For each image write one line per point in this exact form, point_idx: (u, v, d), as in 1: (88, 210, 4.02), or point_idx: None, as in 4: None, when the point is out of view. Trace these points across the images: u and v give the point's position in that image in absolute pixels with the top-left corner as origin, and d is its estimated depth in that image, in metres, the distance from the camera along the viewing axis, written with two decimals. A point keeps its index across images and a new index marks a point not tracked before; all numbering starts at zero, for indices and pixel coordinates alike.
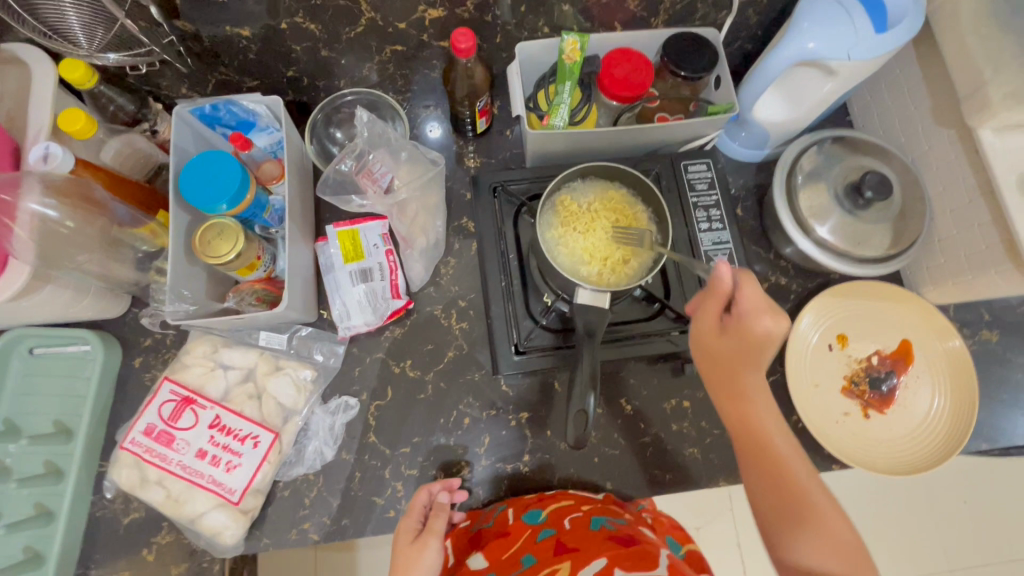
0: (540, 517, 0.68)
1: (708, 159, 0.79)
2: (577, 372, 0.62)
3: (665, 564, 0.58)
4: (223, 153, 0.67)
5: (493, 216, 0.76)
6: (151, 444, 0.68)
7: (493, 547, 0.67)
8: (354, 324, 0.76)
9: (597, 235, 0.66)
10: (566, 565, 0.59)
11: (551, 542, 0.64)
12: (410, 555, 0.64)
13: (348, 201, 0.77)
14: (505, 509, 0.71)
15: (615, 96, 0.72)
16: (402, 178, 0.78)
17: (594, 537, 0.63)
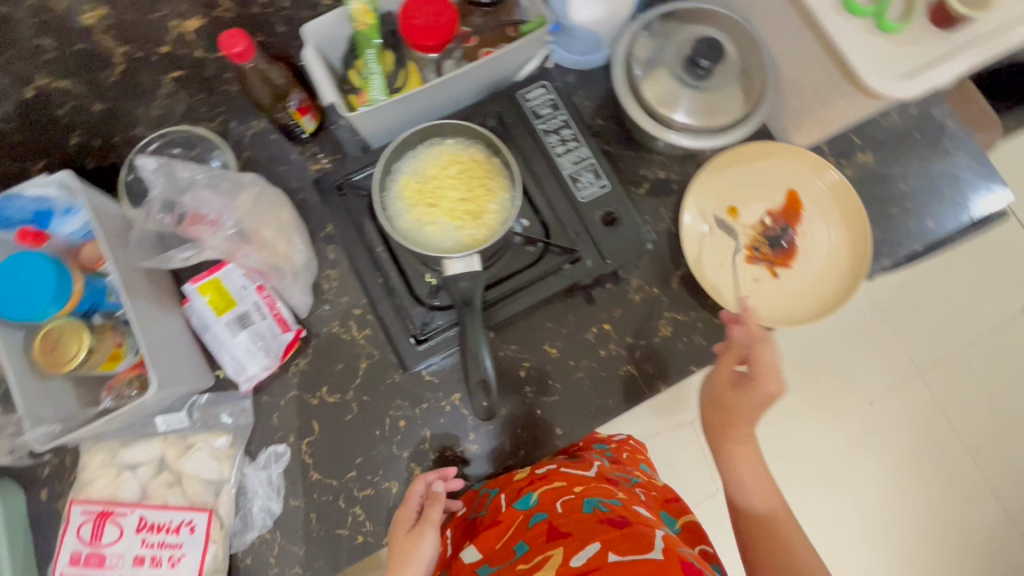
0: (531, 500, 0.67)
1: (543, 82, 0.75)
2: (466, 342, 0.59)
3: (659, 543, 0.56)
4: (25, 255, 0.59)
5: (349, 215, 0.71)
6: (81, 571, 0.64)
7: (484, 534, 0.67)
8: (253, 372, 0.71)
9: (448, 202, 0.63)
10: (559, 551, 0.58)
11: (543, 526, 0.63)
12: (407, 546, 0.64)
13: (168, 259, 0.65)
14: (498, 495, 0.70)
15: (427, 47, 0.69)
16: (239, 211, 0.67)
17: (587, 519, 0.61)
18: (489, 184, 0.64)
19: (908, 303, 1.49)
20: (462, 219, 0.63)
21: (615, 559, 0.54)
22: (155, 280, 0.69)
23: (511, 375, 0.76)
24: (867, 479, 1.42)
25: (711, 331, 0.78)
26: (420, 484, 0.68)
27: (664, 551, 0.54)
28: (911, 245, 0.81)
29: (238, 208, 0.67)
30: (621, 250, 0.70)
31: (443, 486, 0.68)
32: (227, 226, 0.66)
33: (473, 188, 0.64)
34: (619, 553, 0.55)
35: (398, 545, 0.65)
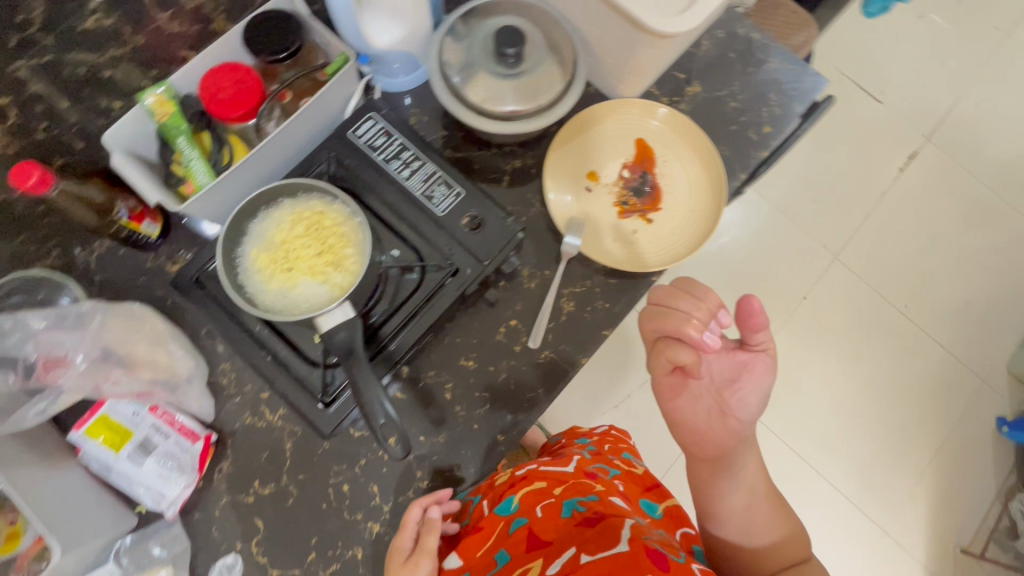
0: (511, 506, 0.68)
1: (371, 114, 0.75)
2: (359, 396, 0.58)
3: (628, 537, 0.58)
4: None
5: (217, 304, 0.68)
6: None
7: (467, 542, 0.68)
8: (174, 495, 0.68)
9: (304, 261, 0.63)
10: (538, 563, 0.60)
11: (523, 533, 0.64)
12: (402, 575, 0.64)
13: (20, 417, 0.60)
14: (482, 502, 0.71)
15: (241, 119, 0.68)
16: (95, 343, 0.63)
17: (565, 525, 0.63)
18: (338, 230, 0.64)
19: (797, 200, 1.59)
20: (322, 272, 0.62)
21: (587, 560, 0.57)
22: (33, 440, 0.64)
23: (438, 400, 0.76)
24: (824, 373, 1.51)
25: (610, 293, 0.80)
26: (411, 513, 0.67)
27: (631, 545, 0.57)
28: (760, 153, 0.86)
29: (94, 338, 0.63)
30: (494, 248, 0.71)
31: (439, 513, 0.67)
32: (79, 361, 0.62)
33: (319, 235, 0.63)
34: (591, 553, 0.57)
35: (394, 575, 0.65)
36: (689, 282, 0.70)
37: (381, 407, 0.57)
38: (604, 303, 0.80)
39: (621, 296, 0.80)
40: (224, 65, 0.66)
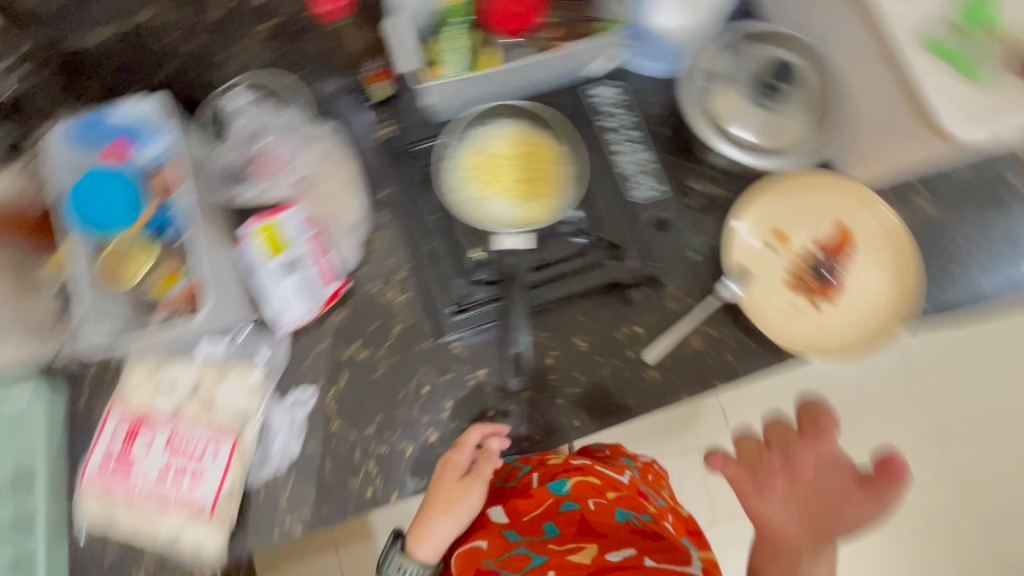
0: (564, 487, 0.70)
1: (614, 85, 0.79)
2: None
3: (696, 562, 0.62)
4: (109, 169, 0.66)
5: (413, 184, 0.79)
6: (110, 475, 0.68)
7: (508, 493, 0.74)
8: (293, 317, 0.73)
9: (503, 181, 0.77)
10: (592, 547, 0.65)
11: (575, 516, 0.68)
12: (456, 492, 0.70)
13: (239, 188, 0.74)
14: (529, 474, 0.73)
15: (511, 33, 0.72)
16: (305, 159, 0.76)
17: (620, 528, 0.67)
18: (539, 170, 0.77)
19: None
20: (513, 196, 0.77)
21: (652, 564, 0.60)
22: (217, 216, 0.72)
23: (537, 361, 0.77)
24: None
25: (741, 352, 0.77)
26: (469, 438, 0.71)
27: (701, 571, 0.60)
28: (965, 297, 0.79)
29: (307, 156, 0.77)
30: (661, 257, 0.76)
31: (502, 446, 0.72)
32: (291, 166, 0.76)
33: (533, 170, 0.77)
34: (657, 560, 0.61)
35: (448, 490, 0.71)
36: (815, 406, 0.61)
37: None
38: (730, 358, 0.77)
39: (750, 360, 0.77)
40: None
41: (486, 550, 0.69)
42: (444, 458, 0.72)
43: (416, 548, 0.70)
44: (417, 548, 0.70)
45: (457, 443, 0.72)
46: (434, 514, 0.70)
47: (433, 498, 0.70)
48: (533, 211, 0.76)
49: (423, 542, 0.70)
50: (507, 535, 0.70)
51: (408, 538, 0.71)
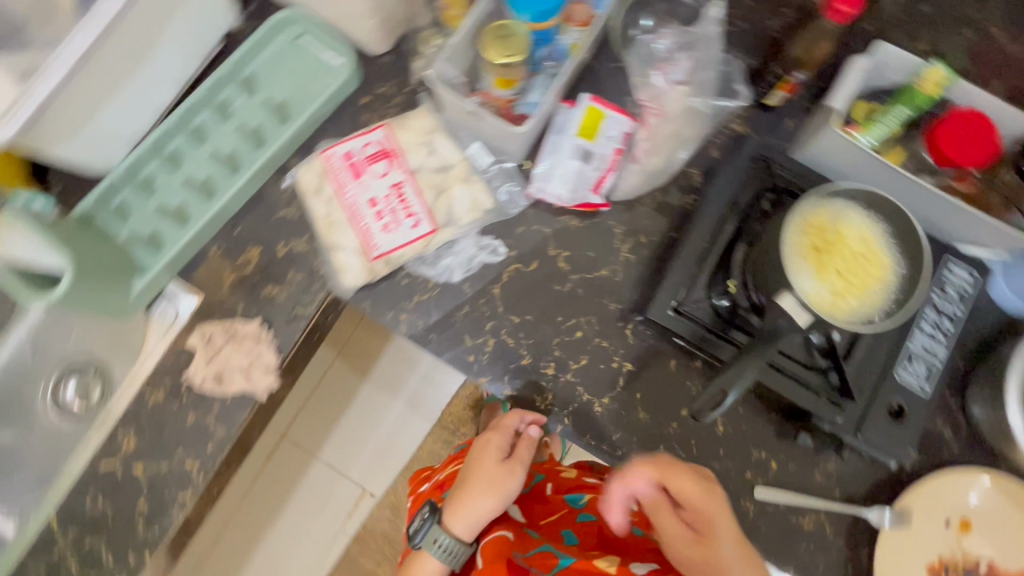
0: (580, 501, 0.87)
1: (974, 271, 0.71)
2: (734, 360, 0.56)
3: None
4: None
5: (735, 180, 0.70)
6: (343, 167, 0.73)
7: (533, 510, 0.87)
8: (548, 190, 0.75)
9: (828, 262, 0.60)
10: (615, 557, 0.73)
11: (592, 526, 0.81)
12: (501, 477, 0.81)
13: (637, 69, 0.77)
14: (547, 484, 0.92)
15: (937, 157, 0.67)
16: (690, 84, 0.75)
17: (638, 541, 0.78)
18: (869, 287, 0.60)
19: None
20: (824, 285, 0.60)
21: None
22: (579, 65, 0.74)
23: (674, 403, 0.74)
24: None
25: (832, 569, 0.71)
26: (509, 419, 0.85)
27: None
28: None
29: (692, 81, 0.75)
30: (884, 445, 0.64)
31: (538, 434, 0.86)
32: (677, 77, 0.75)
33: (861, 269, 0.60)
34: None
35: (487, 466, 0.82)
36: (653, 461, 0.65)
37: (736, 387, 0.54)
38: (818, 562, 0.71)
39: None
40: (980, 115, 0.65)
41: (513, 541, 0.78)
42: (484, 445, 0.85)
43: (454, 520, 0.79)
44: (456, 516, 0.78)
45: (498, 425, 0.87)
46: (468, 495, 0.79)
47: (476, 474, 0.81)
48: (831, 311, 0.59)
49: (459, 519, 0.78)
50: (530, 535, 0.80)
51: (446, 509, 0.80)
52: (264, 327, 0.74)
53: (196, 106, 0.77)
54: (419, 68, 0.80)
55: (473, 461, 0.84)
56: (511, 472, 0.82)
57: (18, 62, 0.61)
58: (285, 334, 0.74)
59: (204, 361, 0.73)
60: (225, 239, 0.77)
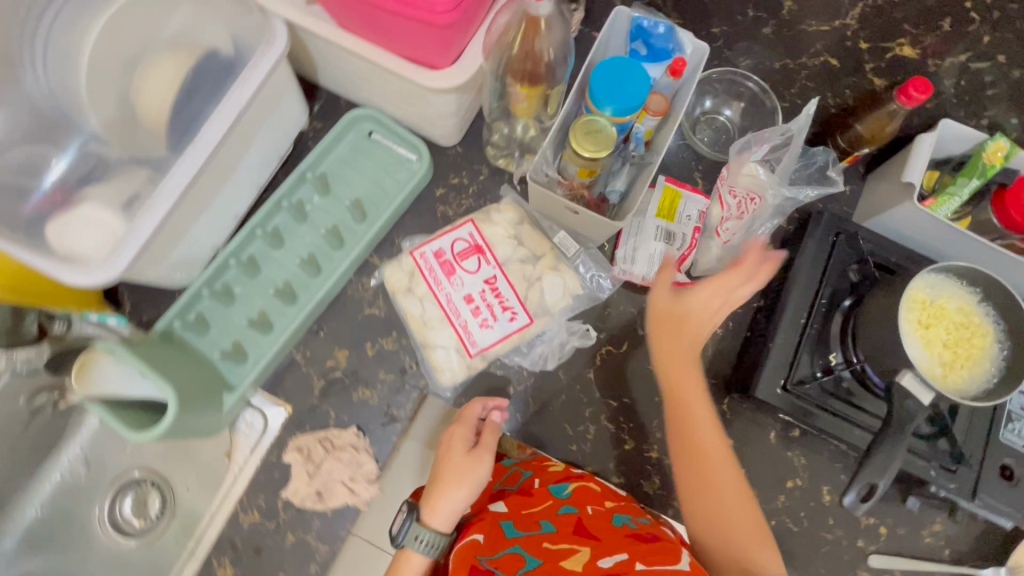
0: (565, 491, 0.65)
1: None
2: (873, 449, 0.56)
3: (687, 560, 0.53)
4: (635, 65, 0.69)
5: (818, 253, 0.73)
6: (435, 265, 0.74)
7: (514, 501, 0.65)
8: (633, 271, 0.75)
9: (933, 333, 0.62)
10: (585, 549, 0.55)
11: (572, 518, 0.60)
12: (465, 468, 0.63)
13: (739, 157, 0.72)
14: (531, 474, 0.68)
15: (1007, 220, 0.69)
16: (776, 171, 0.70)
17: (615, 531, 0.58)
18: (976, 355, 0.62)
19: None
20: (933, 357, 0.62)
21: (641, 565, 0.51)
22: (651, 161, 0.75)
23: (778, 476, 0.74)
24: None
25: None
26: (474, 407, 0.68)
27: (691, 566, 0.52)
28: None
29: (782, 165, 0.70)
30: (1001, 508, 0.65)
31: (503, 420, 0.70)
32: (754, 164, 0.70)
33: (964, 337, 0.62)
34: (647, 564, 0.52)
35: (454, 459, 0.64)
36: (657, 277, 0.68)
37: (886, 475, 0.55)
38: None
39: None
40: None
41: (483, 546, 0.58)
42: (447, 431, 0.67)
43: (431, 518, 0.61)
44: (435, 516, 0.61)
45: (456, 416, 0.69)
46: (458, 479, 0.62)
47: (443, 468, 0.63)
48: (945, 382, 0.61)
49: (438, 511, 0.61)
50: (504, 534, 0.60)
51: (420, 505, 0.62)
52: (361, 433, 0.72)
53: (273, 210, 0.76)
54: (491, 157, 0.81)
55: (443, 447, 0.66)
56: (482, 462, 0.63)
57: (120, 188, 0.59)
58: (382, 439, 0.72)
59: (304, 478, 0.70)
60: (311, 344, 0.75)
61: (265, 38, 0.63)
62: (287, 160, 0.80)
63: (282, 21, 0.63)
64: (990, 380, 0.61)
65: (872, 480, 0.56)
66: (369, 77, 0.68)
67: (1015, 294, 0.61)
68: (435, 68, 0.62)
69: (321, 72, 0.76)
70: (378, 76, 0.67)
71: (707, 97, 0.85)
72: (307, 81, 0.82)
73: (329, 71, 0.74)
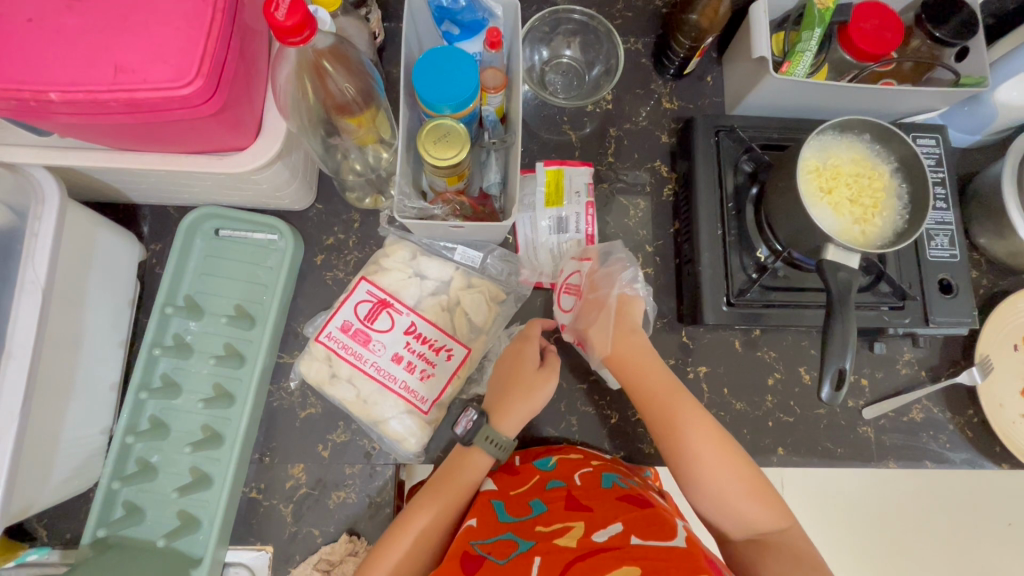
0: (549, 463, 0.65)
1: (936, 134, 0.73)
2: (826, 334, 0.57)
3: (684, 535, 0.49)
4: (449, 48, 0.62)
5: (709, 157, 0.72)
6: (347, 341, 0.68)
7: (502, 480, 0.64)
8: (540, 270, 0.73)
9: (837, 196, 0.61)
10: (579, 524, 0.53)
11: (561, 492, 0.59)
12: (536, 381, 0.64)
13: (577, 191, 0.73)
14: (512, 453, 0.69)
15: (859, 54, 0.69)
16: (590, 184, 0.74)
17: (605, 495, 0.57)
18: (882, 200, 0.62)
19: None
20: (846, 218, 0.61)
21: (636, 541, 0.48)
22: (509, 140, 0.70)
23: (757, 378, 0.75)
24: None
25: (957, 441, 0.75)
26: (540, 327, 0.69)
27: (688, 542, 0.48)
28: None
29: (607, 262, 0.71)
30: (952, 320, 0.68)
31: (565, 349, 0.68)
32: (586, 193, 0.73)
33: (865, 181, 0.62)
34: (642, 537, 0.49)
35: (525, 375, 0.65)
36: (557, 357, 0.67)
37: (849, 354, 0.55)
38: (942, 438, 0.75)
39: (963, 452, 0.75)
40: (881, 5, 0.68)
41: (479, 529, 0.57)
42: (514, 348, 0.67)
43: (501, 422, 0.63)
44: (507, 420, 0.63)
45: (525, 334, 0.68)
46: (455, 478, 0.61)
47: (514, 381, 0.65)
48: (863, 233, 0.61)
49: (507, 415, 0.63)
50: (498, 517, 0.59)
51: (488, 409, 0.64)
52: (354, 536, 0.67)
53: (150, 361, 0.67)
54: (356, 201, 0.73)
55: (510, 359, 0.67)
56: (552, 378, 0.65)
57: None
58: (378, 531, 0.67)
59: None
60: (260, 475, 0.68)
61: (31, 194, 0.53)
62: (143, 298, 0.71)
63: (42, 168, 0.53)
64: (893, 210, 0.62)
65: (840, 365, 0.56)
66: (178, 183, 0.59)
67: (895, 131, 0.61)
68: (241, 148, 0.54)
69: (129, 194, 0.66)
70: (187, 179, 0.58)
71: (541, 46, 0.81)
72: (123, 207, 0.72)
73: (135, 190, 0.64)
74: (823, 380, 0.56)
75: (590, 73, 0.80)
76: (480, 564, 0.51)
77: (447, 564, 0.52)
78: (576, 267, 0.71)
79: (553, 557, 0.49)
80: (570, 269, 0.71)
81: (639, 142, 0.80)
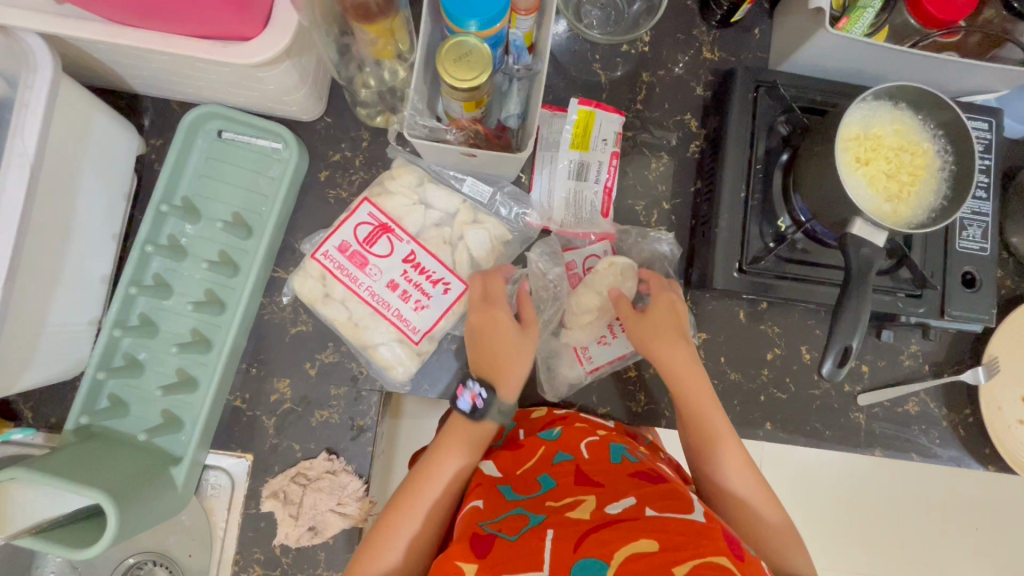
0: (554, 434, 0.63)
1: (991, 118, 0.68)
2: (841, 311, 0.54)
3: (701, 509, 0.48)
4: None
5: (744, 115, 0.67)
6: (344, 262, 0.66)
7: (505, 459, 0.62)
8: (551, 213, 0.71)
9: (873, 168, 0.57)
10: (591, 497, 0.51)
11: (570, 467, 0.57)
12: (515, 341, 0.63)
13: (603, 141, 0.71)
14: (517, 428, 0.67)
15: (927, 18, 0.63)
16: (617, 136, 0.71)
17: (616, 471, 0.55)
18: (921, 177, 0.58)
19: None
20: (879, 193, 0.57)
21: (652, 513, 0.47)
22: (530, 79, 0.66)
23: (757, 351, 0.73)
24: None
25: (947, 438, 0.74)
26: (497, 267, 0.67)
27: (706, 517, 0.46)
28: None
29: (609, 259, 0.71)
30: (968, 315, 0.65)
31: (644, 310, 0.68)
32: (614, 146, 0.71)
33: (907, 156, 0.58)
34: (657, 509, 0.48)
35: (504, 332, 0.63)
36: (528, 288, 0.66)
37: (857, 334, 0.53)
38: (932, 432, 0.74)
39: (950, 449, 0.74)
40: None
41: (485, 509, 0.54)
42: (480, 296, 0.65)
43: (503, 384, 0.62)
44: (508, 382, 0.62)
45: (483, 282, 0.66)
46: (469, 424, 0.61)
47: (495, 346, 0.63)
48: (892, 209, 0.57)
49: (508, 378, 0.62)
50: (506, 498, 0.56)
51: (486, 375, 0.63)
52: (332, 456, 0.67)
53: (142, 259, 0.65)
54: (367, 117, 0.70)
55: (499, 340, 0.63)
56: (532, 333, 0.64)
57: None
58: (357, 454, 0.68)
59: (290, 521, 0.65)
60: (246, 385, 0.68)
61: (22, 61, 0.50)
62: (139, 194, 0.68)
63: (36, 34, 0.50)
64: (930, 185, 0.58)
65: (846, 343, 0.54)
66: (182, 72, 0.56)
67: (948, 100, 0.57)
68: (247, 39, 0.50)
69: (131, 80, 0.63)
70: (191, 67, 0.54)
71: None
72: (125, 95, 0.68)
73: (137, 76, 0.61)
74: (824, 358, 0.55)
75: (631, 9, 0.75)
76: (491, 543, 0.48)
77: (456, 548, 0.48)
78: (590, 251, 0.71)
79: (566, 529, 0.47)
80: (584, 257, 0.71)
81: (671, 92, 0.75)
